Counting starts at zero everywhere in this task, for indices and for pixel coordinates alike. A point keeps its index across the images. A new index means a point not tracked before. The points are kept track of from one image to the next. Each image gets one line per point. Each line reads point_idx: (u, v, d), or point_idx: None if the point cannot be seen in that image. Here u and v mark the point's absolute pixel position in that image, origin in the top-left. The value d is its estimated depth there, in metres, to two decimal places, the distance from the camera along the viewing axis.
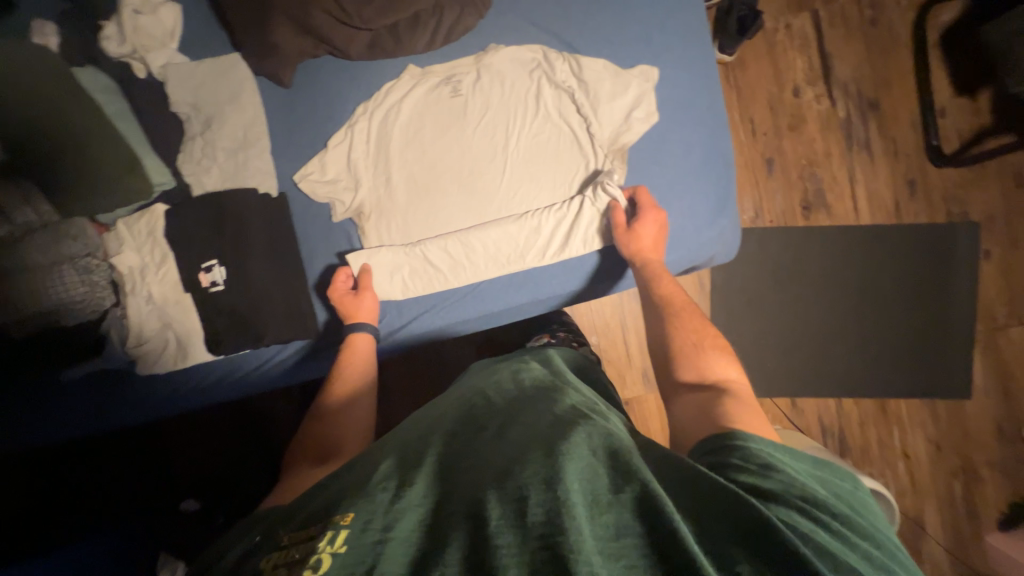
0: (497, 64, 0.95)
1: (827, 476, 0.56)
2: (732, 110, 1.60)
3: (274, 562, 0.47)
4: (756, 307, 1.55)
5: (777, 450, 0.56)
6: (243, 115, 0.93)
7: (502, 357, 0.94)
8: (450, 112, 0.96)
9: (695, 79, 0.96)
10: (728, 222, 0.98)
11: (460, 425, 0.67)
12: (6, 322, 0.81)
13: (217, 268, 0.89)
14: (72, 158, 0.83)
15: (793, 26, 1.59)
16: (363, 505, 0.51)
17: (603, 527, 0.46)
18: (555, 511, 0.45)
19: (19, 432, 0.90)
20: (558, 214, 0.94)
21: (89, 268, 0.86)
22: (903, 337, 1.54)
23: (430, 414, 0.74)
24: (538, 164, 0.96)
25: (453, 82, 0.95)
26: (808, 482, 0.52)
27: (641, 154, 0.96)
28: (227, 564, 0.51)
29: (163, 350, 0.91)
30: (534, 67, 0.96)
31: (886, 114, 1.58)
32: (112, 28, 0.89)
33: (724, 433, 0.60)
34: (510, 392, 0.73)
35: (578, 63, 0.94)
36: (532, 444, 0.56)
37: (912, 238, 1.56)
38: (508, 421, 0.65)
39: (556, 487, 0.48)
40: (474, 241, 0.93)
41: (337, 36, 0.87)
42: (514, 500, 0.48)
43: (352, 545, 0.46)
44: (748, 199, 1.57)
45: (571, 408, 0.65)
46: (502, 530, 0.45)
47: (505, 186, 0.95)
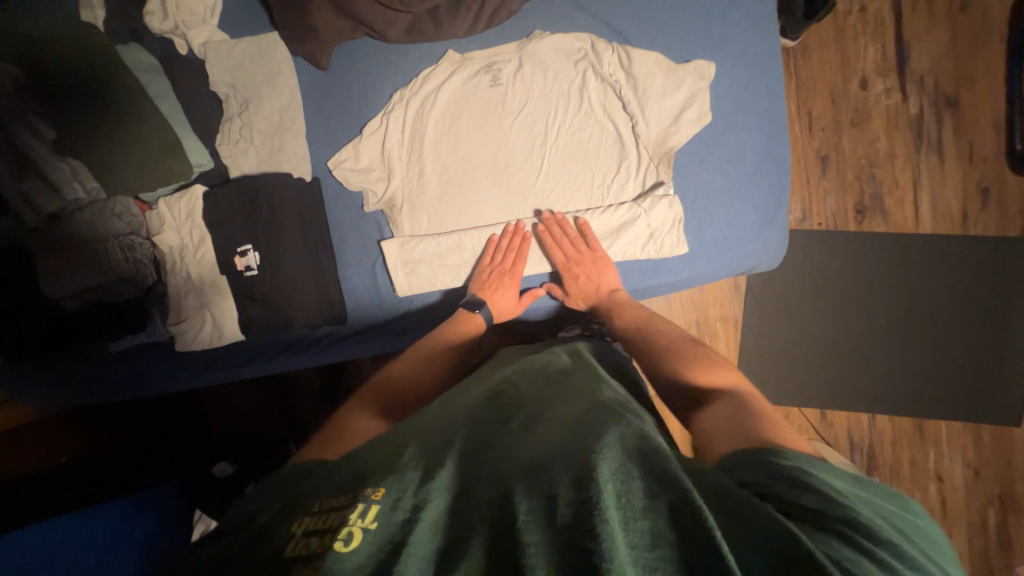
0: (541, 53, 0.90)
1: (875, 497, 0.51)
2: (789, 100, 1.47)
3: (307, 526, 0.48)
4: (793, 314, 1.47)
5: (814, 464, 0.52)
6: (279, 97, 0.92)
7: (534, 345, 0.92)
8: (489, 100, 0.92)
9: (757, 77, 0.89)
10: (776, 233, 0.92)
11: (489, 409, 0.66)
12: (60, 294, 0.86)
13: (251, 253, 0.90)
14: (116, 139, 0.83)
15: (869, 8, 1.44)
16: (394, 482, 0.50)
17: (637, 533, 0.44)
18: (587, 513, 0.44)
19: (72, 391, 0.96)
20: (595, 219, 0.91)
21: (132, 246, 0.88)
22: (954, 357, 1.44)
23: (458, 395, 0.73)
24: (577, 163, 0.91)
25: (494, 70, 0.91)
26: (848, 501, 0.48)
27: (688, 158, 0.90)
28: (266, 513, 0.52)
29: (200, 329, 0.94)
30: (580, 57, 0.90)
31: (966, 113, 1.43)
32: (155, 2, 0.89)
33: (772, 447, 0.56)
34: (539, 384, 0.72)
35: (629, 56, 0.88)
36: (561, 442, 0.54)
37: (977, 251, 1.44)
38: (537, 414, 0.63)
39: (589, 488, 0.46)
40: (504, 239, 0.92)
41: (376, 18, 0.84)
42: (543, 498, 0.47)
43: (383, 522, 0.46)
44: (795, 199, 1.47)
45: (606, 404, 0.63)
46: (531, 527, 0.44)
47: (541, 183, 0.92)
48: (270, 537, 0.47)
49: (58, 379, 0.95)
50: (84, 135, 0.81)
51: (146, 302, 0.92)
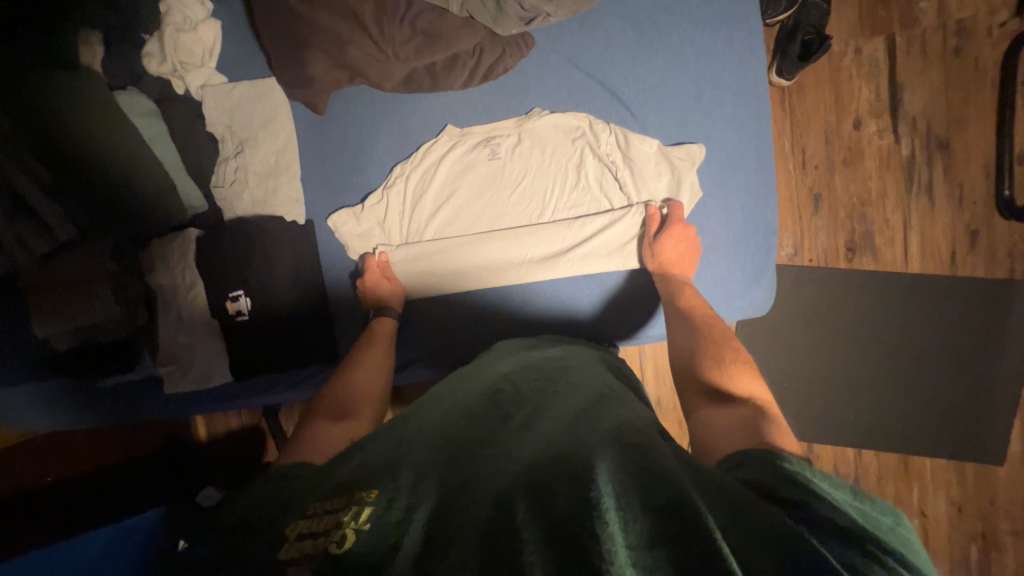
0: (540, 129, 0.91)
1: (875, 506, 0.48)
2: (784, 136, 1.49)
3: (301, 530, 0.47)
4: (783, 346, 1.48)
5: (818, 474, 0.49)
6: (276, 141, 0.93)
7: (533, 341, 0.87)
8: (487, 174, 0.92)
9: (748, 140, 0.90)
10: (764, 291, 0.92)
11: (485, 405, 0.65)
12: (50, 333, 0.86)
13: (243, 298, 0.91)
14: (122, 194, 0.85)
15: (864, 51, 1.45)
16: (387, 484, 0.51)
17: (635, 533, 0.42)
18: (585, 510, 0.43)
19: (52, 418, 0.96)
20: (593, 297, 0.93)
21: (124, 284, 0.89)
22: (941, 395, 1.46)
23: (452, 394, 0.70)
24: (575, 236, 0.91)
25: (492, 144, 0.92)
26: (839, 497, 0.47)
27: None
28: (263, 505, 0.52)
29: (188, 369, 0.93)
30: (578, 134, 0.91)
31: (956, 156, 1.45)
32: (154, 44, 0.89)
33: (760, 450, 0.54)
34: (540, 380, 0.71)
35: (626, 137, 0.89)
36: (558, 442, 0.54)
37: (965, 293, 1.45)
38: (534, 409, 0.63)
39: (588, 485, 0.45)
40: (500, 308, 0.93)
41: (373, 71, 0.85)
42: (542, 501, 0.46)
43: (376, 523, 0.46)
44: (788, 235, 1.49)
45: (605, 405, 0.62)
46: (528, 525, 0.44)
47: (539, 253, 0.91)
48: (260, 535, 0.47)
49: (46, 402, 0.95)
50: (90, 189, 0.84)
51: (137, 340, 0.92)
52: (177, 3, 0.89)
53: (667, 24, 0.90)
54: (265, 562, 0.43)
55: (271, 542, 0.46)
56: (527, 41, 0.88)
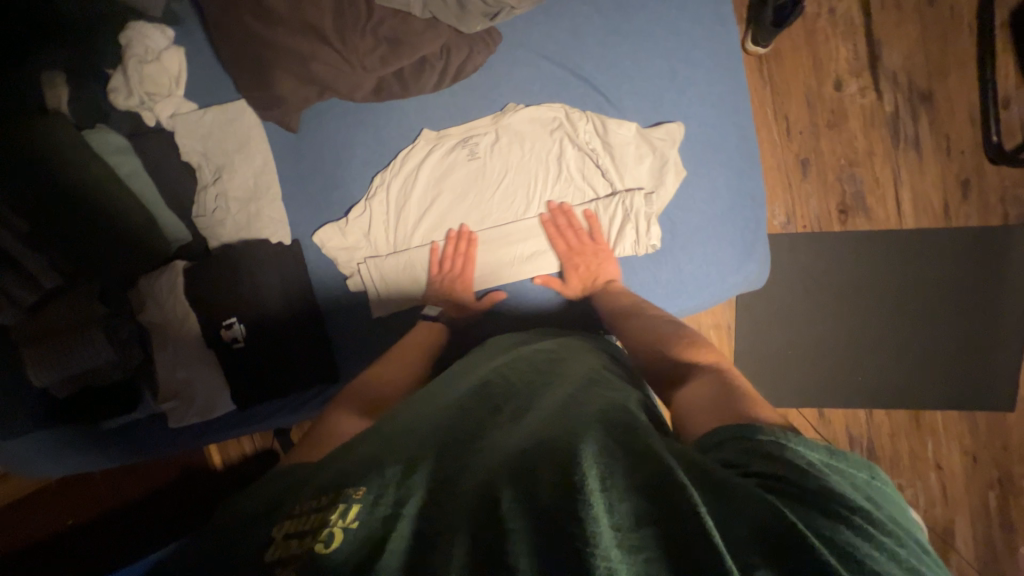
0: (516, 125, 0.90)
1: (851, 467, 0.48)
2: (766, 105, 1.47)
3: (286, 531, 0.45)
4: (784, 315, 1.47)
5: (792, 439, 0.49)
6: (253, 164, 0.92)
7: (528, 333, 0.87)
8: (469, 174, 0.91)
9: (726, 115, 0.90)
10: (756, 265, 0.92)
11: (474, 400, 0.64)
12: (48, 382, 0.85)
13: (237, 325, 0.90)
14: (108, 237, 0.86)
15: (838, 10, 1.44)
16: (375, 479, 0.48)
17: (621, 515, 0.41)
18: (571, 495, 0.42)
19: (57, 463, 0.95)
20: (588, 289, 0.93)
21: (115, 327, 0.88)
22: (946, 348, 1.45)
23: (439, 395, 0.69)
24: (561, 230, 0.91)
25: (470, 144, 0.91)
26: (833, 479, 0.44)
27: (671, 216, 0.91)
28: (249, 513, 0.50)
29: (191, 403, 0.93)
30: (555, 126, 0.90)
31: (941, 107, 1.44)
32: (118, 79, 0.88)
33: (732, 424, 0.54)
34: (528, 372, 0.70)
35: (605, 123, 0.89)
36: (547, 428, 0.53)
37: (961, 243, 1.44)
38: (523, 401, 0.62)
39: (574, 471, 0.44)
40: (495, 309, 0.93)
41: (341, 84, 0.84)
42: (527, 488, 0.45)
43: (365, 519, 0.44)
44: (779, 204, 1.48)
45: (591, 391, 0.62)
46: (515, 513, 0.42)
47: (525, 249, 0.92)
48: (249, 540, 0.46)
49: (52, 450, 0.93)
50: (73, 236, 0.83)
51: (134, 377, 0.92)
52: (136, 35, 0.87)
53: (634, 5, 0.89)
54: (253, 568, 0.43)
55: (256, 550, 0.45)
56: (494, 38, 0.87)
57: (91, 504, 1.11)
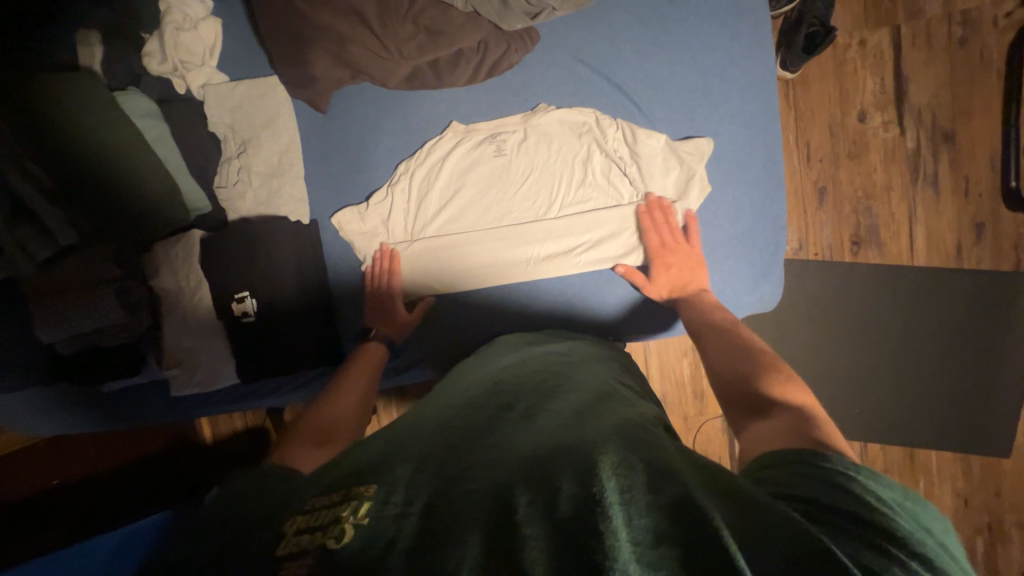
0: (545, 126, 0.90)
1: (923, 509, 0.45)
2: (788, 131, 1.48)
3: (299, 526, 0.46)
4: (788, 341, 1.47)
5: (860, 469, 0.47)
6: (279, 141, 0.92)
7: (540, 334, 0.87)
8: (494, 170, 0.92)
9: (755, 135, 0.90)
10: (771, 287, 0.92)
11: (488, 398, 0.64)
12: (56, 338, 0.87)
13: (248, 300, 0.90)
14: (124, 200, 0.84)
15: (868, 42, 1.44)
16: (384, 479, 0.49)
17: (640, 528, 0.41)
18: (587, 506, 0.42)
19: (50, 421, 0.96)
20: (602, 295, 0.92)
21: (127, 289, 0.89)
22: (947, 388, 1.45)
23: (454, 391, 0.68)
24: (579, 234, 0.91)
25: (497, 140, 0.91)
26: (880, 507, 0.43)
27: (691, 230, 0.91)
28: (262, 505, 0.51)
29: (193, 373, 0.93)
30: (584, 130, 0.90)
31: (962, 148, 1.44)
32: (154, 44, 0.88)
33: (799, 450, 0.51)
34: (542, 375, 0.70)
35: (634, 132, 0.89)
36: (560, 436, 0.53)
37: (971, 285, 1.45)
38: (536, 403, 0.62)
39: (590, 482, 0.44)
40: (503, 306, 0.93)
41: (376, 69, 0.84)
42: (543, 494, 0.45)
43: (374, 518, 0.45)
44: (792, 229, 1.48)
45: (606, 402, 0.62)
46: (530, 519, 0.42)
47: (543, 250, 0.91)
48: (258, 536, 0.46)
49: (51, 408, 0.94)
50: (89, 194, 0.83)
51: (139, 344, 0.92)
52: (175, 1, 0.88)
53: (673, 17, 0.89)
54: (265, 560, 0.44)
55: (266, 542, 0.45)
56: (532, 36, 0.87)
57: (84, 463, 1.11)
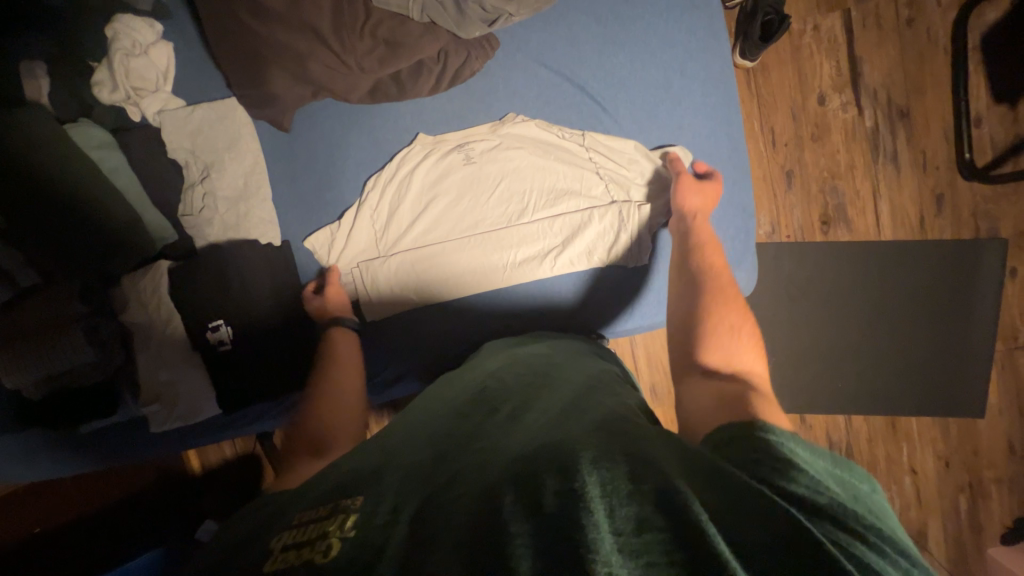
0: (513, 133, 0.91)
1: (854, 476, 0.50)
2: (752, 117, 1.51)
3: (285, 541, 0.45)
4: (769, 322, 1.50)
5: (804, 448, 0.50)
6: (243, 163, 0.91)
7: (521, 337, 0.87)
8: (465, 178, 0.91)
9: (718, 128, 0.92)
10: (745, 274, 0.94)
11: (474, 406, 0.63)
12: (23, 383, 0.83)
13: (223, 327, 0.88)
14: (84, 234, 0.81)
15: (822, 27, 1.48)
16: (371, 490, 0.49)
17: (622, 517, 0.42)
18: (571, 502, 0.42)
19: (22, 468, 0.91)
20: (580, 294, 0.93)
21: (96, 325, 0.85)
22: (922, 356, 1.50)
23: (438, 401, 0.68)
24: (554, 237, 0.91)
25: (466, 149, 0.91)
26: (831, 487, 0.46)
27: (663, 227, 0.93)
28: (254, 522, 0.51)
29: (172, 408, 0.90)
30: (552, 132, 0.91)
31: (918, 124, 1.50)
32: (104, 73, 0.86)
33: (748, 423, 0.54)
34: (527, 377, 0.70)
35: (604, 139, 0.91)
36: (544, 434, 0.53)
37: (936, 255, 1.50)
38: (521, 405, 0.61)
39: (573, 477, 0.44)
40: (482, 312, 0.93)
41: (337, 84, 0.83)
42: (527, 492, 0.45)
43: (361, 529, 0.45)
44: (764, 214, 1.51)
45: (590, 397, 0.62)
46: (515, 516, 0.42)
47: (519, 254, 0.91)
48: (245, 559, 0.45)
49: (24, 456, 0.90)
50: (45, 229, 0.79)
51: (113, 381, 0.89)
52: (122, 27, 0.85)
53: (630, 16, 0.91)
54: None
55: (255, 561, 0.45)
56: (492, 43, 0.88)
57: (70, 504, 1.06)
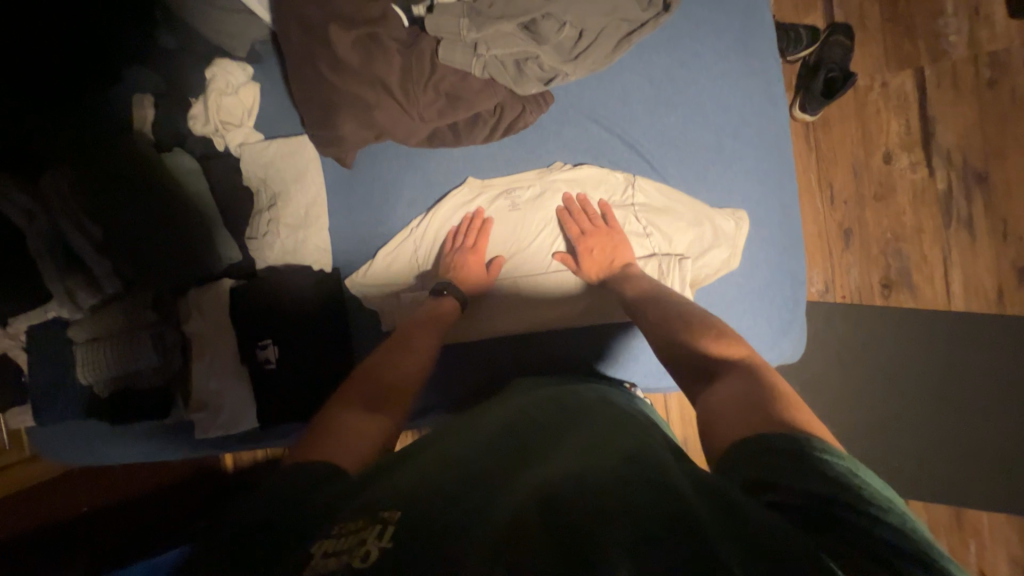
0: (560, 183, 0.93)
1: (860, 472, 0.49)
2: (809, 172, 1.46)
3: (326, 547, 0.46)
4: (817, 388, 1.40)
5: (813, 451, 0.49)
6: (307, 194, 0.98)
7: (552, 376, 0.86)
8: (510, 221, 0.94)
9: (771, 192, 0.91)
10: (791, 343, 0.90)
11: (506, 430, 0.63)
12: (96, 378, 0.93)
13: (270, 347, 0.94)
14: (167, 251, 0.92)
15: (891, 85, 1.43)
16: (407, 500, 0.50)
17: (657, 555, 0.40)
18: (609, 542, 0.41)
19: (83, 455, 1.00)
20: (614, 347, 0.92)
21: (162, 333, 0.94)
22: (998, 445, 1.34)
23: (478, 425, 0.66)
24: (592, 286, 0.93)
25: (512, 195, 0.94)
26: (844, 495, 0.46)
27: (713, 291, 0.90)
28: (284, 515, 0.51)
29: (216, 419, 0.95)
30: (601, 181, 0.93)
31: (998, 190, 1.39)
32: (199, 108, 0.96)
33: (760, 439, 0.53)
34: (562, 412, 0.68)
35: (651, 188, 0.92)
36: (579, 465, 0.52)
37: (1016, 335, 1.36)
38: (555, 438, 0.61)
39: (613, 517, 0.44)
40: (514, 356, 0.93)
41: (398, 129, 0.89)
42: (561, 524, 0.44)
43: (399, 541, 0.45)
44: (818, 271, 1.44)
45: (628, 430, 0.60)
46: (550, 550, 0.42)
47: (557, 299, 0.93)
48: (285, 560, 0.46)
49: (85, 440, 0.99)
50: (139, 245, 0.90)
51: (166, 386, 0.96)
52: (219, 70, 0.95)
53: (684, 78, 0.92)
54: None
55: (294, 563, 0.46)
56: (547, 99, 0.90)
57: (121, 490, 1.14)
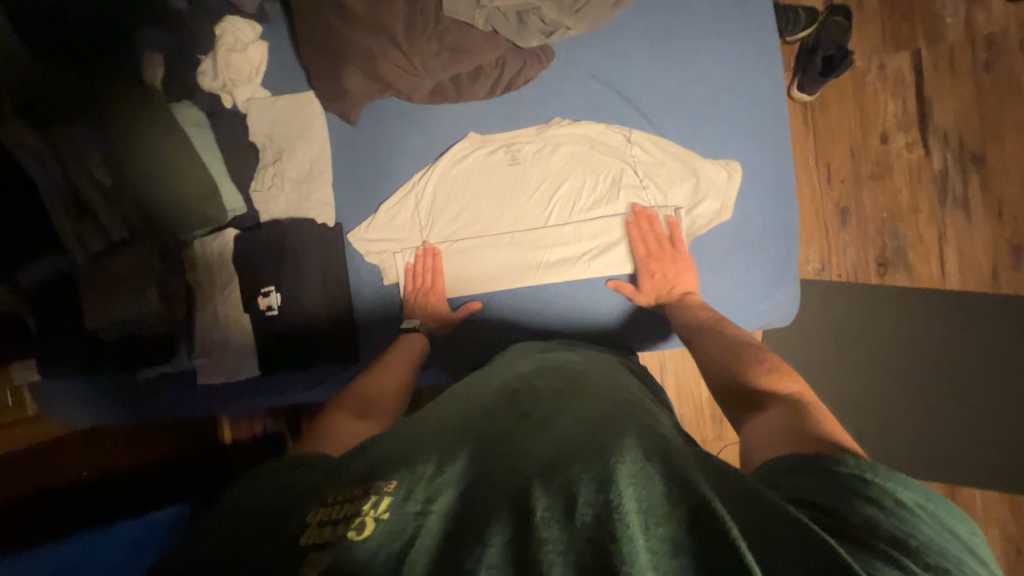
0: (559, 138, 0.95)
1: (938, 511, 0.45)
2: (807, 151, 1.47)
3: (320, 517, 0.47)
4: (812, 365, 1.41)
5: (882, 475, 0.47)
6: (312, 148, 1.00)
7: (543, 344, 0.87)
8: (509, 176, 0.96)
9: (765, 149, 0.93)
10: (784, 297, 0.92)
11: (504, 405, 0.63)
12: (101, 325, 0.94)
13: (273, 294, 0.96)
14: (171, 202, 0.93)
15: (888, 65, 1.45)
16: (405, 474, 0.50)
17: (658, 538, 0.42)
18: (606, 514, 0.43)
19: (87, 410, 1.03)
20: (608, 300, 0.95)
21: (167, 282, 0.96)
22: (992, 422, 1.35)
23: (473, 399, 0.67)
24: (589, 240, 0.94)
25: (512, 150, 0.96)
26: (899, 516, 0.44)
27: (707, 246, 0.93)
28: (283, 495, 0.52)
29: (221, 366, 0.99)
30: (600, 138, 0.94)
31: (993, 170, 1.41)
32: (208, 63, 0.98)
33: (807, 457, 0.51)
34: (558, 383, 0.68)
35: (647, 141, 0.93)
36: (577, 440, 0.52)
37: (1011, 312, 1.37)
38: (552, 408, 0.61)
39: (610, 491, 0.44)
40: (511, 308, 0.96)
41: (402, 83, 0.92)
42: (561, 496, 0.45)
43: (394, 513, 0.46)
44: (814, 249, 1.45)
45: (626, 407, 0.61)
46: (549, 521, 0.43)
47: (553, 254, 0.94)
48: (281, 530, 0.47)
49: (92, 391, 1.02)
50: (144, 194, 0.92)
51: (172, 333, 0.99)
52: (229, 27, 0.98)
53: (682, 38, 0.94)
54: (290, 549, 0.45)
55: (290, 531, 0.47)
56: (547, 54, 0.93)
57: None
